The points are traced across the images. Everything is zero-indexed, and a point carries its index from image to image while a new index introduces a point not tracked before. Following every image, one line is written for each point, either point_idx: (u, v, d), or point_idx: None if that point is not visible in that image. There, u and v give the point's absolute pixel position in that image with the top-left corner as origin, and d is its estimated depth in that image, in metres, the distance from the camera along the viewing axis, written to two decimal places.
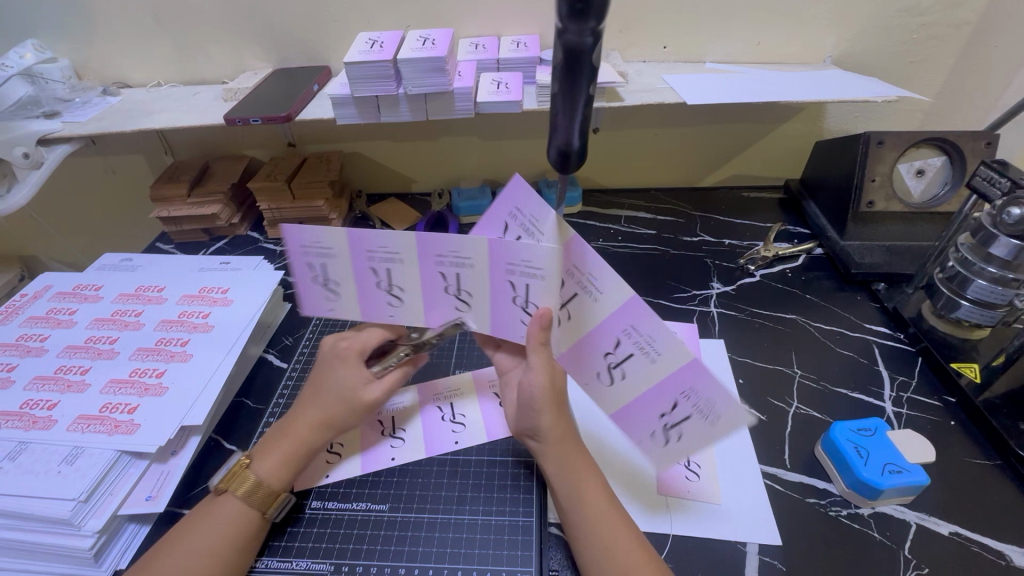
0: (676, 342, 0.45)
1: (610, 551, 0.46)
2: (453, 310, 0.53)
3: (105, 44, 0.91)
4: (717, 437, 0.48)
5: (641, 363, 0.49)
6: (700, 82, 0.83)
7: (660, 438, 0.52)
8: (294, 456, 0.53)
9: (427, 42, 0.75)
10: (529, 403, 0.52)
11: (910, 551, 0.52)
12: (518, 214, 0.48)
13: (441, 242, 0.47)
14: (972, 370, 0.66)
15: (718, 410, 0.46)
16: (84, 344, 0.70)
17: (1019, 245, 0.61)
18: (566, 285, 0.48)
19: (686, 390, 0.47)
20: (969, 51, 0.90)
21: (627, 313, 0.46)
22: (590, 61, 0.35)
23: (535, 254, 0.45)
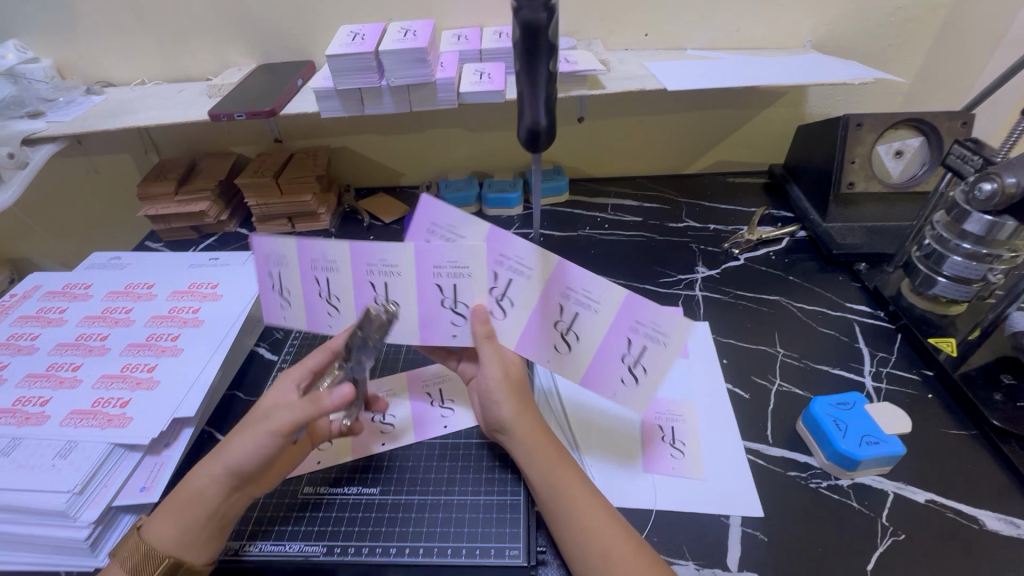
0: (607, 281, 0.51)
1: (590, 530, 0.47)
2: (436, 298, 0.53)
3: (88, 43, 0.91)
4: (672, 356, 0.51)
5: (588, 317, 0.52)
6: (681, 69, 0.84)
7: (629, 381, 0.54)
8: (189, 522, 0.47)
9: (409, 34, 0.75)
10: (491, 396, 0.53)
11: (887, 519, 0.53)
12: (434, 228, 0.51)
13: (439, 214, 0.51)
14: (949, 345, 0.68)
15: (664, 328, 0.51)
16: (75, 342, 0.70)
17: (992, 221, 0.62)
18: (499, 277, 0.51)
19: (632, 323, 0.52)
20: (945, 33, 0.91)
21: (565, 272, 0.50)
22: (548, 39, 0.37)
23: (458, 253, 0.50)
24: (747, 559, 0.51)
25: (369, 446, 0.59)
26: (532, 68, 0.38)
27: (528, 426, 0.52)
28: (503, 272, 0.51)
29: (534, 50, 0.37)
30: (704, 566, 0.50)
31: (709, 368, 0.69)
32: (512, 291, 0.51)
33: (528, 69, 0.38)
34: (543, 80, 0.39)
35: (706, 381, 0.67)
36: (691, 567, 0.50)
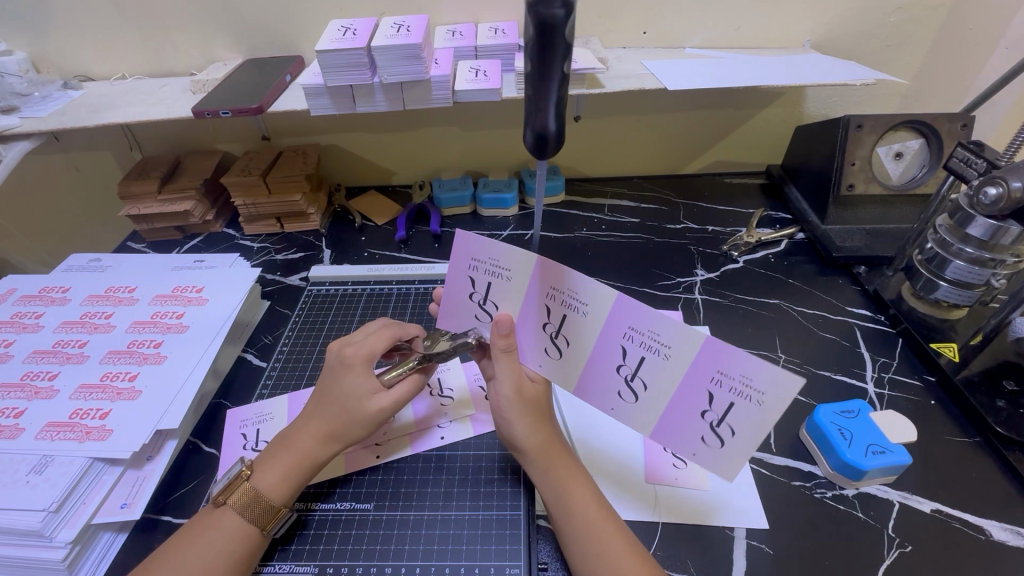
0: (681, 325, 0.44)
1: (603, 557, 0.45)
2: (472, 317, 0.55)
3: (66, 35, 0.87)
4: (769, 421, 0.43)
5: (656, 364, 0.47)
6: (680, 68, 0.83)
7: (713, 441, 0.47)
8: (298, 471, 0.51)
9: (402, 30, 0.73)
10: (502, 414, 0.52)
11: (893, 530, 0.52)
12: (477, 263, 0.50)
13: (483, 248, 0.49)
14: (950, 350, 0.67)
15: (757, 383, 0.42)
16: (52, 349, 0.67)
17: (996, 225, 0.61)
18: (554, 312, 0.49)
19: (713, 375, 0.44)
20: (943, 35, 0.91)
21: (624, 313, 0.46)
22: (564, 37, 0.36)
23: (497, 289, 0.51)
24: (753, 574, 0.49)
25: (365, 458, 0.57)
26: (544, 68, 0.36)
27: (544, 444, 0.51)
28: (555, 307, 0.49)
29: (550, 43, 0.36)
30: None
31: None
32: (566, 330, 0.49)
33: (541, 68, 0.37)
34: (556, 79, 0.37)
35: None
36: None
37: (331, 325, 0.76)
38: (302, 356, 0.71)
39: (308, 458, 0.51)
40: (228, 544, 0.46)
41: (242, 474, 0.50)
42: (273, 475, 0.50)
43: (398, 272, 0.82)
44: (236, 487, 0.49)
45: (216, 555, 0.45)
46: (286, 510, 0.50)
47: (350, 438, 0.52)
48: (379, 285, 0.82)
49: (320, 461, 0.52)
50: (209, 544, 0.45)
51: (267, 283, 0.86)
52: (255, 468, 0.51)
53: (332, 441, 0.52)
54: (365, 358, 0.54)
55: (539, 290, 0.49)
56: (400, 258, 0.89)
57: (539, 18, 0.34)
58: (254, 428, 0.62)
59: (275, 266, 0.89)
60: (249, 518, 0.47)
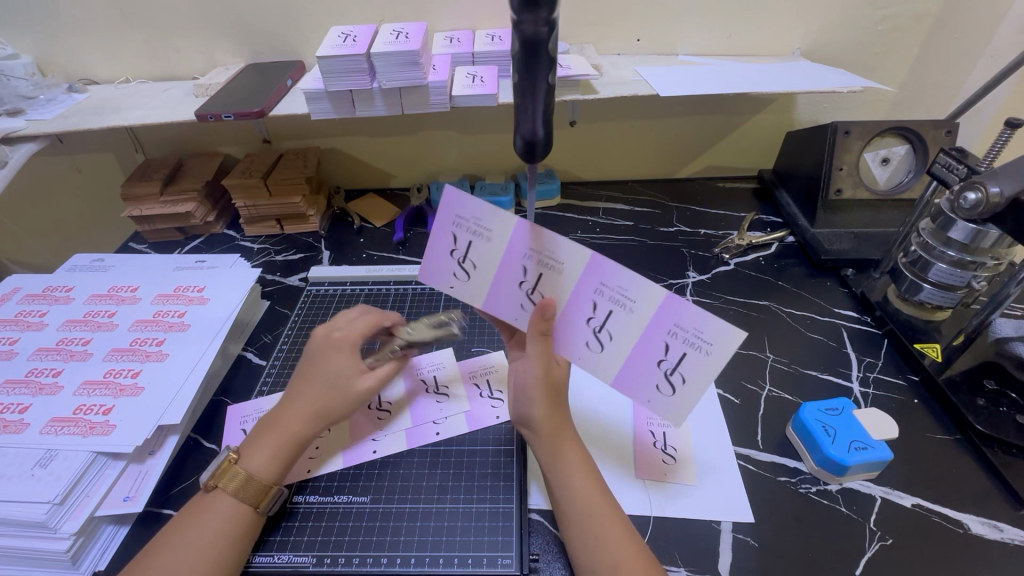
0: (647, 283, 0.47)
1: (601, 542, 0.46)
2: (448, 275, 0.53)
3: (71, 40, 0.89)
4: (717, 368, 0.47)
5: (695, 360, 0.48)
6: (672, 75, 0.85)
7: (666, 389, 0.50)
8: (286, 450, 0.52)
9: (401, 36, 0.75)
10: (527, 395, 0.53)
11: (874, 524, 0.54)
12: (462, 220, 0.49)
13: (469, 205, 0.48)
14: (934, 350, 0.69)
15: (708, 335, 0.46)
16: (56, 346, 0.69)
17: (975, 229, 0.63)
18: (599, 304, 0.49)
19: (672, 329, 0.48)
20: (930, 43, 0.93)
21: (671, 311, 0.47)
22: (548, 51, 0.38)
23: (479, 249, 0.50)
24: (738, 565, 0.51)
25: (365, 431, 0.61)
26: (531, 79, 0.38)
27: (558, 428, 0.52)
28: (533, 266, 0.49)
29: (536, 55, 0.37)
30: (696, 572, 0.51)
31: None
32: (544, 286, 0.50)
33: (528, 79, 0.39)
34: (542, 89, 0.39)
35: None
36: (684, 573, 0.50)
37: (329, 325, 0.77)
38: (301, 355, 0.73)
39: (293, 437, 0.53)
40: (224, 524, 0.47)
41: (230, 457, 0.51)
42: (261, 456, 0.51)
43: (396, 273, 0.84)
44: (226, 471, 0.50)
45: (215, 537, 0.47)
46: (278, 488, 0.51)
47: (335, 416, 0.54)
48: (377, 286, 0.84)
49: (305, 439, 0.53)
50: (208, 524, 0.47)
51: (267, 283, 0.87)
52: (244, 450, 0.52)
53: (320, 420, 0.54)
54: (367, 357, 0.56)
55: (523, 251, 0.49)
56: (397, 259, 0.91)
57: (525, 34, 0.36)
58: (254, 424, 0.64)
59: (275, 267, 0.90)
60: (241, 498, 0.49)
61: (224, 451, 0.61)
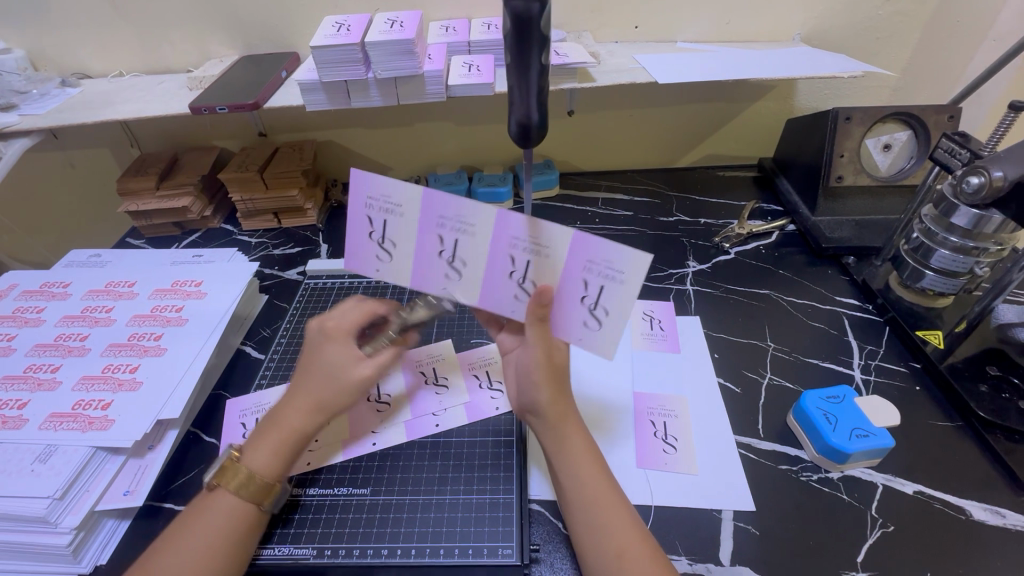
0: (556, 223, 0.46)
1: (594, 533, 0.46)
2: (373, 258, 0.53)
3: (63, 34, 0.88)
4: (633, 293, 0.47)
5: (613, 290, 0.47)
6: (671, 62, 0.84)
7: (592, 324, 0.50)
8: (286, 447, 0.51)
9: (395, 25, 0.74)
10: (529, 380, 0.52)
11: (876, 511, 0.54)
12: (371, 198, 0.49)
13: (376, 181, 0.48)
14: (936, 337, 0.68)
15: (615, 262, 0.46)
16: (54, 342, 0.68)
17: (978, 214, 0.62)
18: (515, 259, 0.49)
19: (584, 264, 0.47)
20: (933, 26, 0.91)
21: (578, 245, 0.46)
22: (539, 29, 0.38)
23: (393, 225, 0.50)
24: (739, 553, 0.51)
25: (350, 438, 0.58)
26: (523, 57, 0.39)
27: (562, 417, 0.51)
28: (448, 233, 0.49)
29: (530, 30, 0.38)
30: (697, 560, 0.50)
31: (700, 361, 0.70)
32: (462, 252, 0.50)
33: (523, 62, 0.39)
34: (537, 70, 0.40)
35: (697, 374, 0.68)
36: (685, 562, 0.50)
37: (328, 317, 0.77)
38: (299, 349, 0.72)
39: (294, 432, 0.52)
40: (228, 525, 0.47)
41: (231, 456, 0.50)
42: (263, 454, 0.50)
43: None
44: (229, 471, 0.49)
45: (218, 537, 0.46)
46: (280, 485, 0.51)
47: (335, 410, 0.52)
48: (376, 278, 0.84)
49: (306, 437, 0.52)
50: (212, 527, 0.46)
51: (264, 277, 0.87)
52: (245, 448, 0.51)
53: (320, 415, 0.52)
54: (345, 331, 0.54)
55: (432, 213, 0.49)
56: None
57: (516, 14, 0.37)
58: (253, 417, 0.64)
59: (273, 261, 0.90)
60: (242, 498, 0.48)
61: (224, 446, 0.61)
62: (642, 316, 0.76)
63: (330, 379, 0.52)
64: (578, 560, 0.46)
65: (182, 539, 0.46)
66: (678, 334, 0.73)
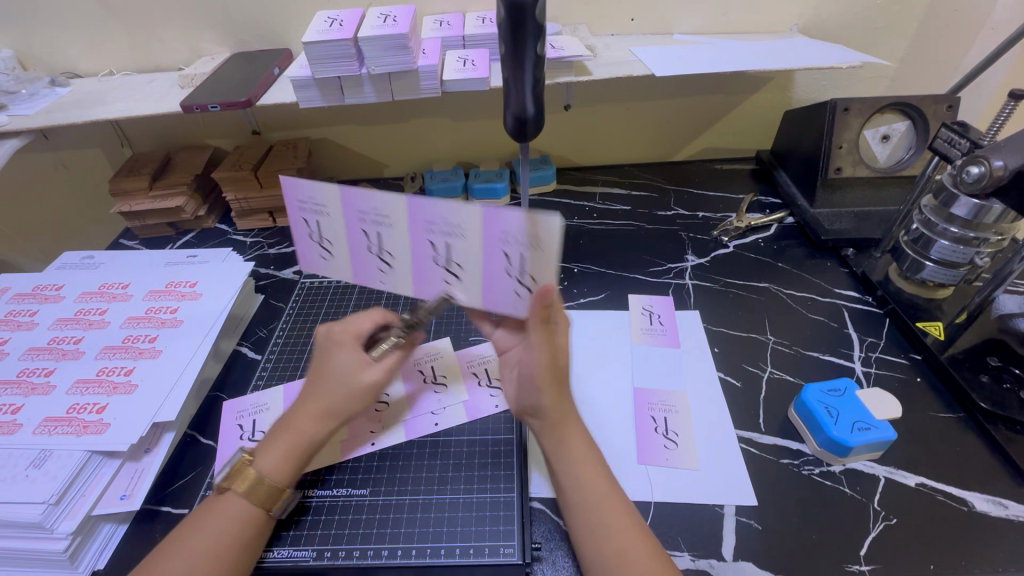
0: (460, 205, 0.44)
1: (603, 531, 0.46)
2: (317, 257, 0.54)
3: (52, 32, 0.87)
4: (552, 262, 0.43)
5: (535, 262, 0.44)
6: (668, 54, 0.83)
7: (525, 300, 0.48)
8: (296, 450, 0.50)
9: (388, 20, 0.73)
10: (529, 381, 0.51)
11: (878, 504, 0.53)
12: (300, 200, 0.50)
13: (297, 184, 0.49)
14: (937, 328, 0.68)
15: (529, 230, 0.43)
16: (48, 345, 0.68)
17: (978, 205, 0.62)
18: (438, 242, 0.48)
19: (502, 238, 0.44)
20: (930, 16, 0.91)
21: (489, 221, 0.44)
22: (533, 18, 0.43)
23: (323, 228, 0.51)
24: (742, 548, 0.51)
25: (362, 437, 0.59)
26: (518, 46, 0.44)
27: (563, 421, 0.50)
28: (370, 227, 0.49)
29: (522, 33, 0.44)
30: (700, 556, 0.50)
31: (700, 356, 0.69)
32: (387, 244, 0.50)
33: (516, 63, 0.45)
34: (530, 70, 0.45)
35: (697, 368, 0.67)
36: (688, 558, 0.50)
37: (325, 317, 0.77)
38: (296, 349, 0.72)
39: (303, 435, 0.51)
40: (235, 529, 0.46)
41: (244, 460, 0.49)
42: (274, 458, 0.50)
43: None
44: (242, 474, 0.48)
45: (227, 542, 0.46)
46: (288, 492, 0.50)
47: (343, 413, 0.52)
48: None
49: (318, 440, 0.51)
50: (225, 536, 0.46)
51: (260, 277, 0.86)
52: (259, 450, 0.50)
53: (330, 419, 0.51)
54: (354, 334, 0.55)
55: (355, 214, 0.49)
56: None
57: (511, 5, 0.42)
58: (250, 419, 0.63)
59: (268, 260, 0.89)
60: (255, 503, 0.48)
61: (221, 449, 0.60)
62: (641, 311, 0.76)
63: (340, 382, 0.52)
64: (587, 560, 0.46)
65: (192, 541, 0.45)
66: (677, 329, 0.73)
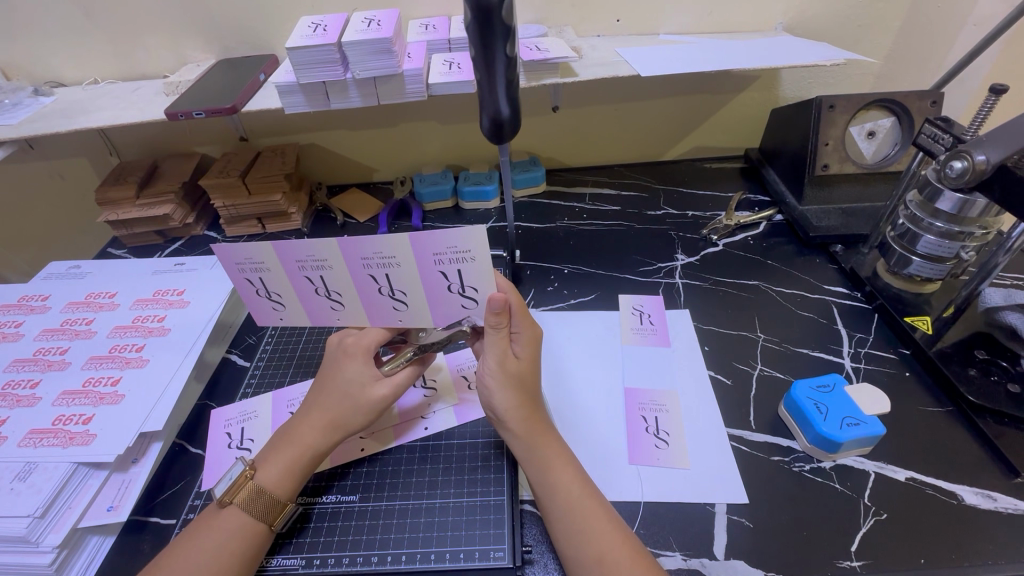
0: (387, 236, 0.48)
1: (583, 534, 0.46)
2: (270, 309, 0.57)
3: (36, 41, 0.87)
4: (486, 267, 0.49)
5: (471, 271, 0.50)
6: (654, 54, 0.83)
7: (470, 303, 0.53)
8: (301, 462, 0.51)
9: (373, 24, 0.72)
10: (485, 386, 0.53)
11: (869, 499, 0.53)
12: (241, 266, 0.52)
13: (230, 252, 0.50)
14: (925, 323, 0.68)
15: (459, 246, 0.48)
16: (33, 357, 0.67)
17: (962, 199, 0.62)
18: (377, 274, 0.51)
19: (436, 258, 0.49)
20: (912, 13, 0.91)
21: (421, 246, 0.48)
22: (500, 20, 0.47)
23: (270, 282, 0.53)
24: (733, 546, 0.50)
25: (352, 451, 0.58)
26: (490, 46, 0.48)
27: (526, 425, 0.52)
28: (311, 273, 0.52)
29: (490, 36, 0.47)
30: (691, 556, 0.50)
31: (690, 355, 0.69)
32: (333, 285, 0.53)
33: (488, 68, 0.49)
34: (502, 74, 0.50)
35: (687, 367, 0.68)
36: (679, 557, 0.50)
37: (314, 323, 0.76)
38: (285, 357, 0.71)
39: (309, 447, 0.52)
40: (238, 538, 0.46)
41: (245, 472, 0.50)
42: (275, 471, 0.50)
43: None
44: (241, 486, 0.48)
45: (226, 553, 0.45)
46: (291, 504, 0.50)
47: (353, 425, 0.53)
48: None
49: (321, 453, 0.52)
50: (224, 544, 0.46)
51: None
52: (258, 464, 0.50)
53: (335, 431, 0.52)
54: (365, 348, 0.55)
55: (294, 265, 0.51)
56: None
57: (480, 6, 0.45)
58: (238, 427, 0.63)
59: None
60: (255, 514, 0.48)
61: (210, 457, 0.60)
62: (631, 311, 0.76)
63: (352, 395, 0.53)
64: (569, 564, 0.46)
65: (193, 551, 0.45)
66: (668, 328, 0.73)
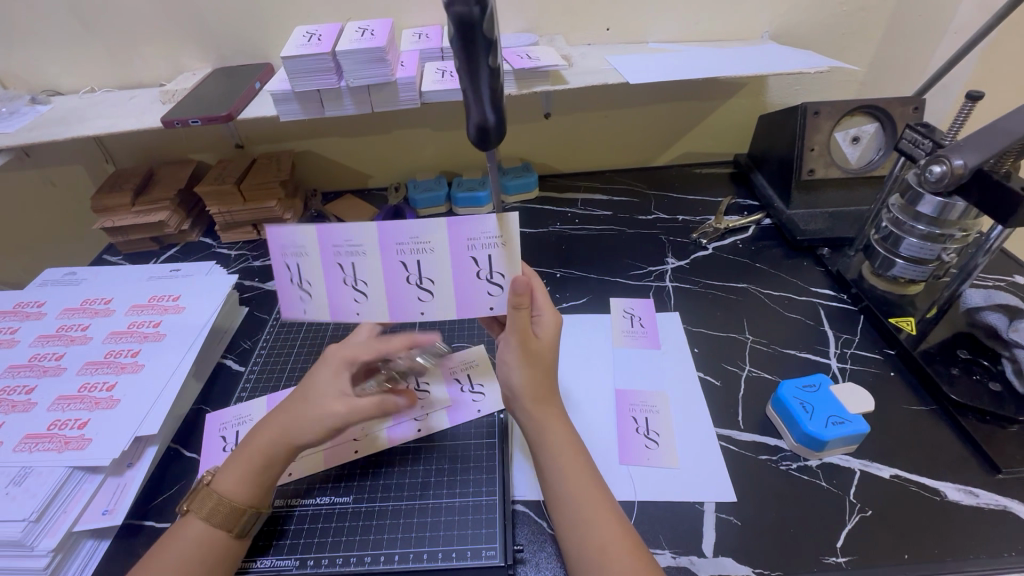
0: (426, 219, 0.49)
1: (584, 524, 0.46)
2: (296, 300, 0.52)
3: (34, 50, 0.87)
4: (517, 250, 0.49)
5: (500, 256, 0.50)
6: (643, 62, 0.85)
7: (496, 291, 0.52)
8: (255, 471, 0.50)
9: (366, 33, 0.74)
10: (504, 363, 0.54)
11: (854, 496, 0.55)
12: (285, 250, 0.50)
13: (281, 230, 0.50)
14: (909, 324, 0.70)
15: (490, 229, 0.48)
16: (29, 363, 0.67)
17: (942, 202, 0.64)
18: (410, 259, 0.50)
19: (467, 242, 0.49)
20: (894, 22, 0.94)
21: (457, 226, 0.49)
22: (483, 33, 0.40)
23: (309, 269, 0.51)
24: (721, 544, 0.51)
25: (344, 453, 0.58)
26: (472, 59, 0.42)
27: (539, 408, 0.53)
28: (346, 259, 0.50)
29: (473, 51, 0.42)
30: (680, 553, 0.51)
31: (679, 356, 0.70)
32: (363, 274, 0.51)
33: (471, 76, 0.43)
34: (486, 84, 0.44)
35: (677, 368, 0.69)
36: (669, 555, 0.51)
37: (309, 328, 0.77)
38: (280, 361, 0.72)
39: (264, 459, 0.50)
40: (194, 550, 0.46)
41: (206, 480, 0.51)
42: (230, 479, 0.50)
43: None
44: (197, 493, 0.50)
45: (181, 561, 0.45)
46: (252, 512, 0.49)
47: (304, 440, 0.51)
48: None
49: (277, 461, 0.51)
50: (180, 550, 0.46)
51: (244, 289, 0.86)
52: (218, 473, 0.50)
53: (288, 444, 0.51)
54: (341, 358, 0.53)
55: (332, 251, 0.50)
56: None
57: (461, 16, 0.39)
58: (233, 430, 0.63)
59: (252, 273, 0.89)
60: (211, 522, 0.47)
61: (204, 462, 0.60)
62: (622, 314, 0.77)
63: (308, 409, 0.51)
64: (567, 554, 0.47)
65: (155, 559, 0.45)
66: (659, 330, 0.74)
